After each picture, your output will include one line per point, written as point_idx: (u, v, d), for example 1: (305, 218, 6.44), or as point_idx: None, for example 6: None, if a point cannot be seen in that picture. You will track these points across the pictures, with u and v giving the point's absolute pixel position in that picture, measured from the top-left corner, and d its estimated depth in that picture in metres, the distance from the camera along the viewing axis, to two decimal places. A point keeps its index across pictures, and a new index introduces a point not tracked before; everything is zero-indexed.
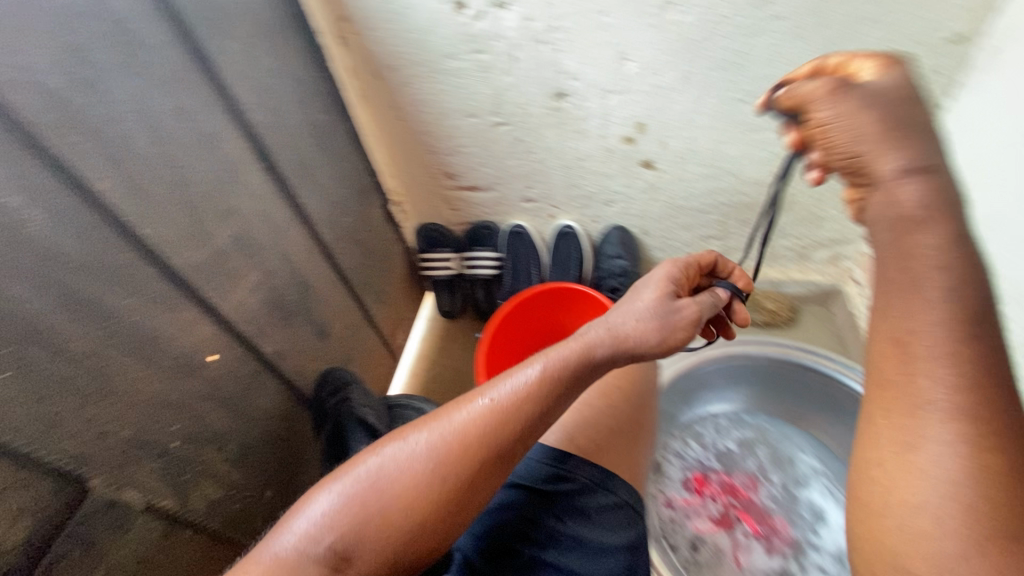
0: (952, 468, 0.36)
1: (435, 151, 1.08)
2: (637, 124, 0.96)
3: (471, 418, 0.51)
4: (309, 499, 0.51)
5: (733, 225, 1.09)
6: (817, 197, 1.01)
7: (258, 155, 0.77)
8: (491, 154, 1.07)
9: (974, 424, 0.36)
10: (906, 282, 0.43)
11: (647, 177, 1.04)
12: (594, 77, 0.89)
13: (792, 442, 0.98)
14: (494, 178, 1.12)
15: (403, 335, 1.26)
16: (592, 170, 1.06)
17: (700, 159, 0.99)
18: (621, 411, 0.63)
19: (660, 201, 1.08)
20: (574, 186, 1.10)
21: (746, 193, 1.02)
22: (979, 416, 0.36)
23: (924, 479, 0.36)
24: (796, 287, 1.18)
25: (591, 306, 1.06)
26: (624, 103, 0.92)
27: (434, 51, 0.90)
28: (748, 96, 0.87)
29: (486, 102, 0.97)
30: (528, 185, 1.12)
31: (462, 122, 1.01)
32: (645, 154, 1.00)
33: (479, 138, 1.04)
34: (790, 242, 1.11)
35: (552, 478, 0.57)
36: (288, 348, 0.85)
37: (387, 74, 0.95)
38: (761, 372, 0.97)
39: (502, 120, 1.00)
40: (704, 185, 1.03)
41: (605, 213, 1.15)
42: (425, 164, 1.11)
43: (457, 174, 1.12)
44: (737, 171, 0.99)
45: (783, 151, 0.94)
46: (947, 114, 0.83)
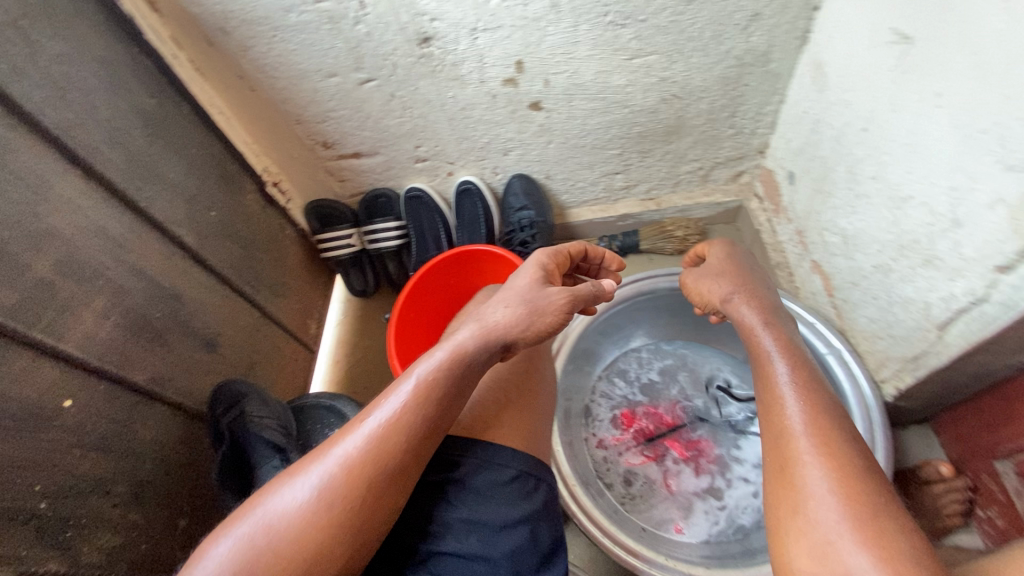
0: (839, 521, 0.43)
1: (303, 120, 0.96)
2: (515, 62, 0.88)
3: (349, 448, 0.49)
4: (217, 538, 0.46)
5: (633, 157, 1.06)
6: (709, 118, 0.98)
7: (67, 160, 0.65)
8: (366, 116, 0.96)
9: (833, 437, 0.49)
10: (763, 338, 0.62)
11: (537, 119, 0.98)
12: (457, 15, 0.80)
13: (709, 363, 1.01)
14: (377, 141, 1.02)
15: (316, 323, 1.19)
16: (479, 119, 0.98)
17: (587, 92, 0.93)
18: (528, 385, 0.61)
19: (556, 142, 1.03)
20: (465, 139, 1.02)
21: (640, 122, 0.99)
22: (824, 430, 0.50)
23: (813, 479, 0.47)
24: (704, 211, 1.18)
25: (501, 266, 1.02)
26: (496, 42, 0.84)
27: (268, 6, 0.77)
28: (623, 18, 0.81)
29: (345, 58, 0.86)
30: (415, 144, 1.03)
31: (325, 84, 0.90)
32: (530, 95, 0.93)
33: (349, 100, 0.93)
34: (692, 166, 1.09)
35: (441, 465, 0.54)
36: (168, 370, 0.76)
37: (220, 39, 0.82)
38: (671, 302, 0.96)
39: (369, 76, 0.89)
40: (597, 119, 0.98)
41: (504, 163, 1.08)
42: (296, 137, 1.00)
43: (335, 143, 1.02)
44: (628, 100, 0.95)
45: (669, 74, 0.90)
46: (820, 15, 0.80)
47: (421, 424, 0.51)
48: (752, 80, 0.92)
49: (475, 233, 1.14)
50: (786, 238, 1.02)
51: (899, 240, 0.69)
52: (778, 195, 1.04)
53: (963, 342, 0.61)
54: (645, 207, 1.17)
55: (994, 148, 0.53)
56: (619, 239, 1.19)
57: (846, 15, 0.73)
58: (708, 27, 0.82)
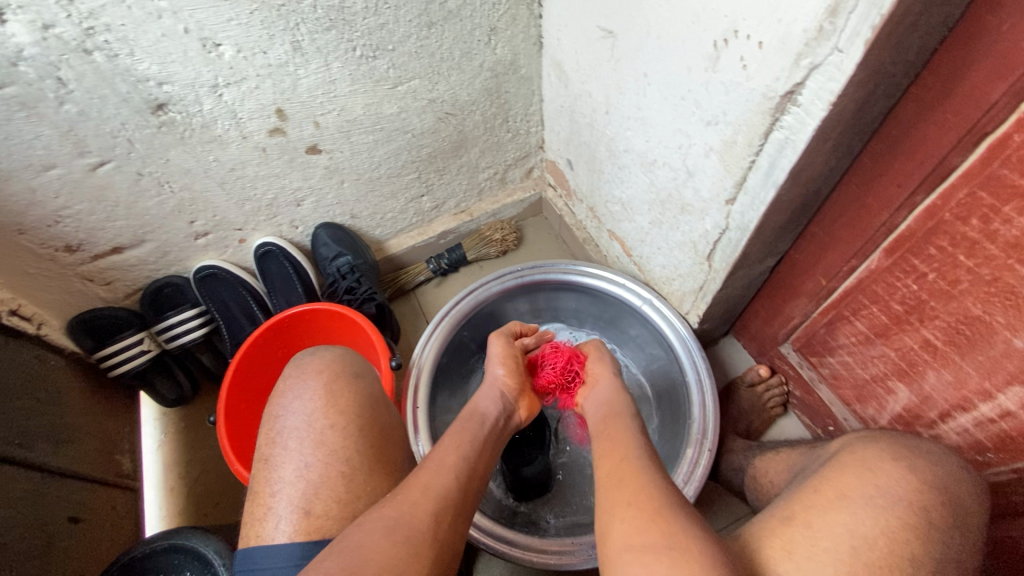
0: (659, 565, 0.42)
1: (27, 227, 0.79)
2: (276, 111, 0.82)
3: (285, 518, 0.52)
4: (269, 481, 0.55)
5: (431, 177, 1.09)
6: (486, 127, 1.05)
7: None
8: (114, 203, 0.82)
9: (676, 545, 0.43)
10: (384, 514, 0.49)
11: (320, 163, 0.94)
12: (188, 75, 0.72)
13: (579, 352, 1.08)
14: (138, 228, 0.88)
15: (131, 456, 0.99)
16: (256, 176, 0.90)
17: (363, 126, 0.92)
18: (389, 458, 0.60)
19: (349, 180, 1.00)
20: (247, 200, 0.93)
21: (426, 144, 1.01)
22: (342, 405, 0.60)
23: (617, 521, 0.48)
24: (512, 210, 1.25)
25: (333, 319, 0.93)
26: (245, 95, 0.78)
27: None
28: (373, 50, 0.81)
29: (59, 145, 0.72)
30: (189, 220, 0.91)
31: (42, 179, 0.75)
32: (303, 140, 0.89)
33: (82, 191, 0.79)
34: (487, 173, 1.16)
35: None
36: None
37: None
38: (521, 303, 1.03)
39: (100, 159, 0.76)
40: (383, 150, 0.98)
41: (302, 214, 1.02)
42: (21, 248, 0.81)
43: (81, 243, 0.85)
44: (406, 126, 0.96)
45: (436, 94, 0.93)
46: (544, 21, 0.91)
47: (317, 483, 0.54)
48: (509, 86, 0.99)
49: (291, 296, 1.05)
50: (583, 217, 1.13)
51: (658, 196, 0.80)
52: (565, 182, 1.15)
53: (725, 264, 0.74)
54: (460, 220, 1.21)
55: (694, 110, 0.64)
56: (445, 257, 1.20)
57: (570, 11, 0.80)
58: (455, 46, 0.87)
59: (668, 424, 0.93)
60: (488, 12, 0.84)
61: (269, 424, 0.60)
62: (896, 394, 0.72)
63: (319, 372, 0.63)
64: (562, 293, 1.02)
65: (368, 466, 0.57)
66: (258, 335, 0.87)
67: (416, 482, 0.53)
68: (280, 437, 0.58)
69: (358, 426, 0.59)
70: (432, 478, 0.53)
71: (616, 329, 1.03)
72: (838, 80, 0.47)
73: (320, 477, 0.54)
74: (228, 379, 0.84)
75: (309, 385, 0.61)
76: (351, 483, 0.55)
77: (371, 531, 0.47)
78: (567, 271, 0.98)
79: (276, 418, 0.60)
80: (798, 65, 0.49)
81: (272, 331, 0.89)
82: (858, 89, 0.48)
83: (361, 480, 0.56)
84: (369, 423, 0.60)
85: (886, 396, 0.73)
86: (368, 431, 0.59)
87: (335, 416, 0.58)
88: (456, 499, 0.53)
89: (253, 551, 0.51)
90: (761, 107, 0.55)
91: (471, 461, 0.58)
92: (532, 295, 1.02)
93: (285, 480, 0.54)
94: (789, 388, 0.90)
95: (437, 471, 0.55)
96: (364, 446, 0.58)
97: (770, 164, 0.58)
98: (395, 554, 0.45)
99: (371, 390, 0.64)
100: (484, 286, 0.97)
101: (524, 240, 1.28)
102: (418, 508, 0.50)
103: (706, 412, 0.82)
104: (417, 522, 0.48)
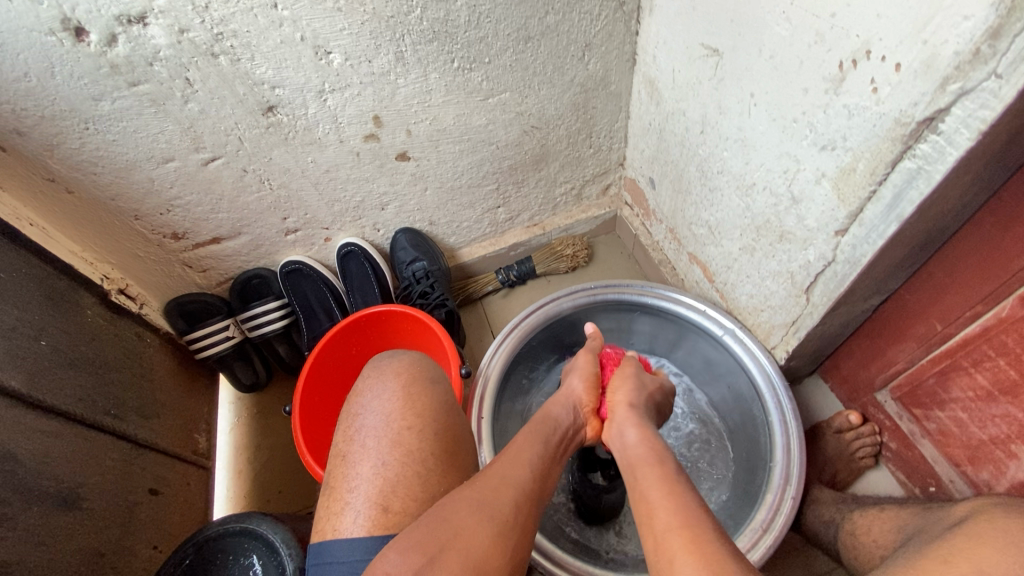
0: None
1: (142, 213, 0.86)
2: (373, 118, 0.85)
3: (361, 512, 0.52)
4: (347, 475, 0.55)
5: (510, 189, 1.09)
6: (570, 142, 1.04)
7: None
8: (219, 196, 0.88)
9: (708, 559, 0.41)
10: (462, 501, 0.48)
11: (407, 170, 0.96)
12: (299, 81, 0.76)
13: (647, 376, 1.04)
14: (236, 221, 0.93)
15: (207, 436, 1.04)
16: (347, 179, 0.93)
17: (452, 136, 0.93)
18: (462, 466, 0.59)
19: (432, 188, 1.02)
20: (336, 201, 0.97)
21: (509, 156, 1.01)
22: (419, 409, 0.60)
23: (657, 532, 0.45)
24: (586, 226, 1.23)
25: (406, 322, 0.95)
26: (347, 101, 0.81)
27: (74, 98, 0.68)
28: (470, 62, 0.83)
29: (179, 139, 0.78)
30: (282, 217, 0.96)
31: (161, 170, 0.81)
32: (394, 147, 0.91)
33: (194, 184, 0.84)
34: (565, 188, 1.15)
35: None
36: (16, 550, 0.62)
37: (14, 140, 0.71)
38: (592, 321, 1.01)
39: (212, 155, 0.82)
40: (468, 160, 0.99)
41: (384, 218, 1.05)
42: (135, 232, 0.88)
43: (186, 231, 0.91)
44: (492, 138, 0.97)
45: (524, 108, 0.94)
46: (641, 38, 0.89)
47: (393, 481, 0.54)
48: (597, 102, 0.99)
49: (366, 296, 1.08)
50: (661, 238, 1.10)
51: (754, 221, 0.77)
52: (644, 201, 1.13)
53: (825, 298, 0.69)
54: (533, 233, 1.20)
55: (808, 134, 0.61)
56: (515, 269, 1.20)
57: (672, 29, 0.79)
58: (549, 61, 0.87)
59: (743, 462, 0.88)
60: (586, 28, 0.84)
61: (349, 419, 0.61)
62: (1019, 460, 0.64)
63: (397, 374, 0.63)
64: (636, 315, 0.99)
65: (442, 471, 0.56)
66: (337, 330, 0.89)
67: (491, 473, 0.52)
68: (358, 433, 0.58)
69: (435, 428, 0.59)
70: (508, 472, 0.52)
71: (690, 357, 0.98)
72: (991, 107, 0.43)
73: (396, 477, 0.54)
74: (305, 371, 0.87)
75: (389, 386, 0.62)
76: (425, 484, 0.55)
77: (448, 518, 0.47)
78: (643, 292, 0.95)
79: (356, 414, 0.61)
80: (945, 89, 0.45)
81: (349, 328, 0.92)
82: (1014, 119, 0.44)
83: (435, 482, 0.55)
84: (445, 429, 0.60)
85: (1005, 460, 0.65)
86: (445, 437, 0.59)
87: (412, 419, 0.59)
88: (530, 494, 0.52)
89: (328, 543, 0.51)
90: (892, 133, 0.51)
91: (546, 459, 0.56)
92: (605, 314, 0.99)
93: (362, 475, 0.55)
94: (881, 438, 0.83)
95: (512, 465, 0.53)
96: (440, 451, 0.57)
97: (894, 196, 0.54)
98: (473, 549, 0.45)
99: (447, 396, 0.63)
100: (556, 300, 0.95)
101: (595, 257, 1.26)
102: (494, 503, 0.49)
103: (790, 456, 0.77)
104: (493, 515, 0.48)
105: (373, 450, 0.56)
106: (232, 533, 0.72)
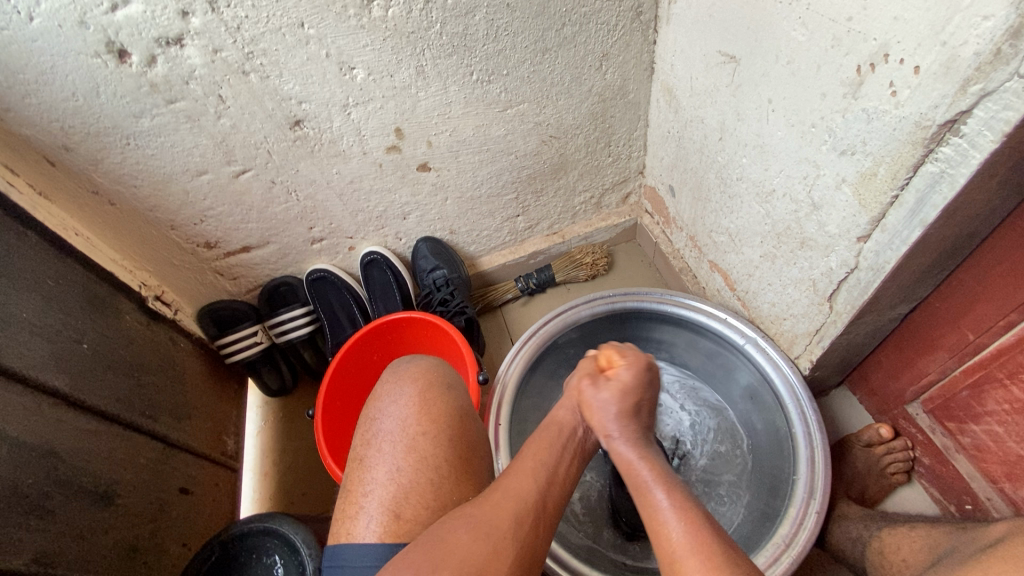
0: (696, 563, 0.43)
1: (178, 224, 0.90)
2: (394, 130, 0.88)
3: (373, 518, 0.53)
4: (361, 481, 0.57)
5: (529, 198, 1.10)
6: (588, 151, 1.05)
7: None
8: (249, 207, 0.92)
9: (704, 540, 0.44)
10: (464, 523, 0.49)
11: (428, 180, 0.98)
12: (324, 96, 0.79)
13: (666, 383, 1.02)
14: (265, 231, 0.97)
15: (236, 438, 1.08)
16: (370, 190, 0.96)
17: (472, 146, 0.95)
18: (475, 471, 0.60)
19: (453, 197, 1.04)
20: (360, 211, 1.00)
21: (528, 165, 1.03)
22: (432, 414, 0.60)
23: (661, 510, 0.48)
24: (605, 234, 1.23)
25: (424, 328, 0.97)
26: (371, 115, 0.84)
27: (116, 115, 0.73)
28: (488, 75, 0.85)
29: (213, 153, 0.82)
30: (308, 226, 0.99)
31: (195, 183, 0.85)
32: (416, 157, 0.94)
33: (226, 195, 0.88)
34: (584, 197, 1.15)
35: None
36: (54, 544, 0.65)
37: (63, 156, 0.76)
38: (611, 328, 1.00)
39: (243, 167, 0.85)
40: (487, 169, 1.01)
41: (406, 227, 1.07)
42: (171, 242, 0.92)
43: (218, 240, 0.95)
44: (511, 147, 0.98)
45: (542, 118, 0.95)
46: (659, 47, 0.90)
47: (405, 487, 0.55)
48: (616, 111, 0.99)
49: (390, 302, 1.10)
50: (682, 246, 1.10)
51: (774, 228, 0.76)
52: (664, 209, 1.12)
53: (849, 307, 0.67)
54: (552, 242, 1.21)
55: (826, 139, 0.60)
56: (534, 277, 1.21)
57: (689, 36, 0.79)
58: (566, 71, 0.88)
59: (767, 475, 0.85)
60: (603, 38, 0.85)
61: (367, 423, 0.62)
62: None
63: (415, 379, 0.64)
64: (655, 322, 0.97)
65: (455, 477, 0.57)
66: (360, 335, 0.92)
67: (498, 489, 0.52)
68: (371, 439, 0.60)
69: (448, 436, 0.59)
70: (512, 488, 0.52)
71: (710, 364, 0.97)
72: (1014, 109, 0.42)
73: (408, 483, 0.55)
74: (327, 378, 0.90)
75: (404, 391, 0.63)
76: (437, 491, 0.55)
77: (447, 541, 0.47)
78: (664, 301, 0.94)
79: (371, 419, 0.62)
80: (966, 91, 0.44)
81: (371, 335, 0.94)
82: None
83: (448, 488, 0.56)
84: (459, 435, 0.60)
85: None
86: (458, 443, 0.60)
87: (427, 424, 0.59)
88: (537, 511, 0.51)
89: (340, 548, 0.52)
90: (912, 137, 0.50)
91: (558, 471, 0.55)
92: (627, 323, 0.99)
93: (376, 480, 0.56)
94: (914, 453, 0.80)
95: (521, 480, 0.53)
96: (453, 455, 0.58)
97: (918, 200, 0.53)
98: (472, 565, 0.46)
99: (462, 403, 0.64)
100: (573, 309, 0.95)
101: (616, 265, 1.26)
102: (495, 521, 0.49)
103: (814, 471, 0.75)
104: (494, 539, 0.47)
105: (386, 455, 0.57)
106: (260, 538, 0.74)
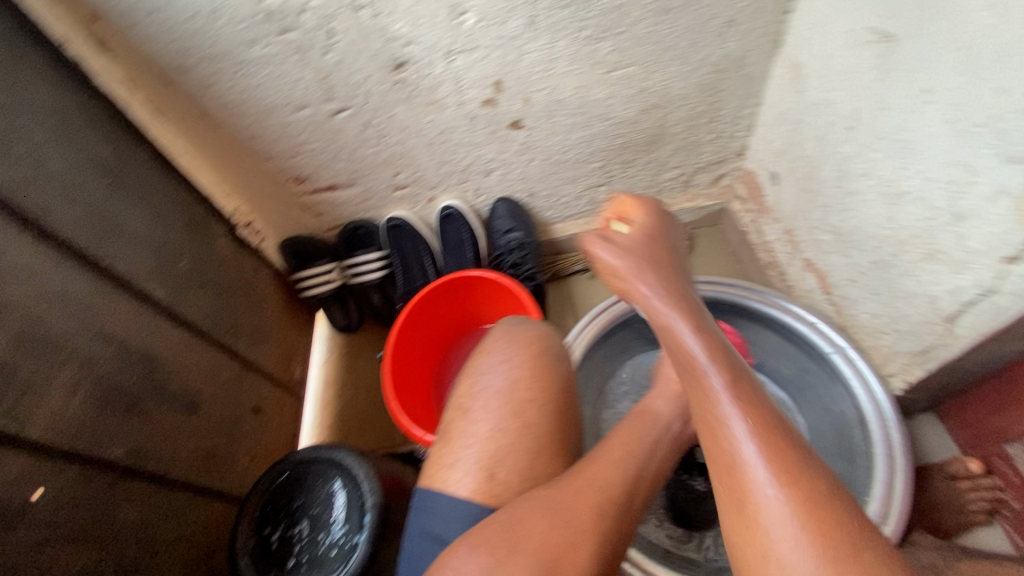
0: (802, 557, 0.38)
1: (274, 156, 0.92)
2: (494, 83, 0.85)
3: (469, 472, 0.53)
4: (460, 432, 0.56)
5: (616, 169, 1.05)
6: (689, 125, 0.98)
7: (17, 222, 0.59)
8: (341, 147, 0.92)
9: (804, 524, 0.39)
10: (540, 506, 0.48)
11: (518, 138, 0.95)
12: (430, 40, 0.77)
13: None
14: (352, 172, 0.97)
15: (303, 367, 1.13)
16: (459, 142, 0.95)
17: (568, 108, 0.91)
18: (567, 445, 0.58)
19: (539, 159, 1.01)
20: (445, 163, 0.99)
21: (623, 134, 0.98)
22: (543, 385, 0.58)
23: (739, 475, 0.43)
24: (689, 216, 1.17)
25: (496, 289, 0.96)
26: (472, 65, 0.81)
27: (230, 41, 0.74)
28: (600, 32, 0.79)
29: (315, 88, 0.82)
30: (393, 172, 0.99)
31: (294, 117, 0.86)
32: (511, 114, 0.90)
33: (321, 132, 0.89)
34: (674, 173, 1.09)
35: None
36: (147, 442, 0.71)
37: (177, 77, 0.78)
38: None
39: (340, 106, 0.85)
40: (579, 134, 0.97)
41: (487, 184, 1.05)
42: (265, 173, 0.95)
43: (308, 176, 0.97)
44: (608, 113, 0.93)
45: (647, 84, 0.89)
46: (792, 17, 0.81)
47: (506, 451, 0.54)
48: (729, 85, 0.92)
49: (462, 258, 1.10)
50: (775, 239, 1.04)
51: (897, 234, 0.69)
52: (761, 196, 1.06)
53: (974, 332, 0.61)
54: None
55: (993, 141, 0.53)
56: None
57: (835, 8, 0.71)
58: (684, 36, 0.82)
59: None
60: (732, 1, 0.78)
61: (470, 373, 0.60)
62: None
63: (528, 344, 0.61)
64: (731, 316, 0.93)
65: (547, 447, 0.56)
66: (434, 287, 0.92)
67: (586, 476, 0.51)
68: (477, 391, 0.58)
69: (552, 407, 0.57)
70: (598, 478, 0.51)
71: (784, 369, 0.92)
72: None
73: (507, 446, 0.54)
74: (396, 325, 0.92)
75: (517, 353, 0.60)
76: (532, 460, 0.55)
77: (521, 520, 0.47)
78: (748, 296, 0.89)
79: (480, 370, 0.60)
80: None
81: (444, 288, 0.95)
82: None
83: (541, 460, 0.55)
84: (564, 409, 0.58)
85: None
86: (562, 419, 0.58)
87: (537, 393, 0.57)
88: (625, 508, 0.51)
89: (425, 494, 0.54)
90: None
91: (646, 471, 0.55)
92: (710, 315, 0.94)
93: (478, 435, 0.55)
94: (1001, 495, 0.74)
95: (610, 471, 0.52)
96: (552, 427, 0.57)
97: None
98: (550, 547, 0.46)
99: (566, 374, 0.62)
100: None
101: (695, 250, 1.20)
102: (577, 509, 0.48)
103: (891, 496, 0.70)
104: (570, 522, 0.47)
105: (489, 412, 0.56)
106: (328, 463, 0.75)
